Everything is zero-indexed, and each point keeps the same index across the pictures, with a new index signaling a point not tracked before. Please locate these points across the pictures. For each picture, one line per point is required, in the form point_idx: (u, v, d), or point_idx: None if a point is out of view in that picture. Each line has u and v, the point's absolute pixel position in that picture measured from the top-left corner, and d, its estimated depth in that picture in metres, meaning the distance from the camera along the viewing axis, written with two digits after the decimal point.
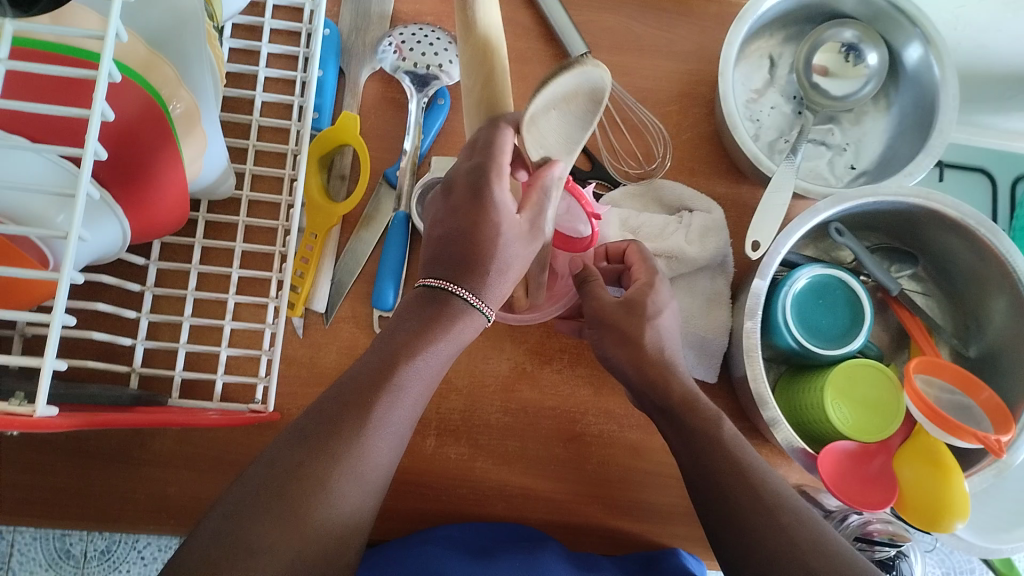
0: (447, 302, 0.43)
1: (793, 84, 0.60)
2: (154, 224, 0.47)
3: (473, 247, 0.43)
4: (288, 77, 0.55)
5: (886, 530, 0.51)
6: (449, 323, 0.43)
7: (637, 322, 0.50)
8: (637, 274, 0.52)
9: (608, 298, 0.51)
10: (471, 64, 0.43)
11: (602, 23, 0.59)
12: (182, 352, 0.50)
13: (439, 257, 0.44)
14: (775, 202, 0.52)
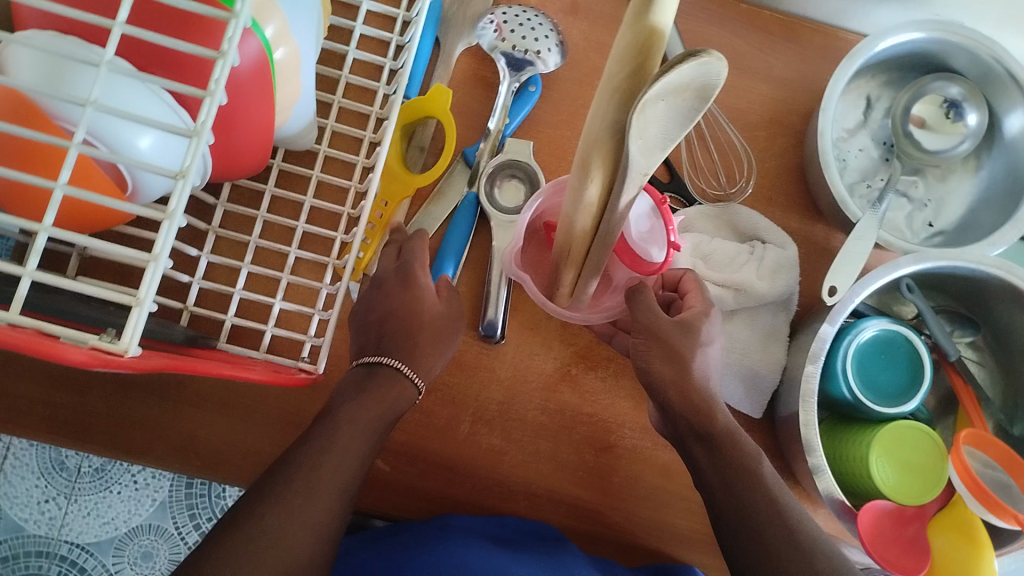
0: (384, 375, 0.44)
1: (885, 130, 0.59)
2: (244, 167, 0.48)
3: (409, 325, 0.46)
4: (384, 37, 0.54)
5: None
6: (386, 392, 0.43)
7: (688, 344, 0.46)
8: (692, 301, 0.49)
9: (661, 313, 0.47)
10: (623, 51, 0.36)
11: (704, 35, 0.58)
12: (237, 298, 0.49)
13: (372, 342, 0.46)
14: (856, 250, 0.51)
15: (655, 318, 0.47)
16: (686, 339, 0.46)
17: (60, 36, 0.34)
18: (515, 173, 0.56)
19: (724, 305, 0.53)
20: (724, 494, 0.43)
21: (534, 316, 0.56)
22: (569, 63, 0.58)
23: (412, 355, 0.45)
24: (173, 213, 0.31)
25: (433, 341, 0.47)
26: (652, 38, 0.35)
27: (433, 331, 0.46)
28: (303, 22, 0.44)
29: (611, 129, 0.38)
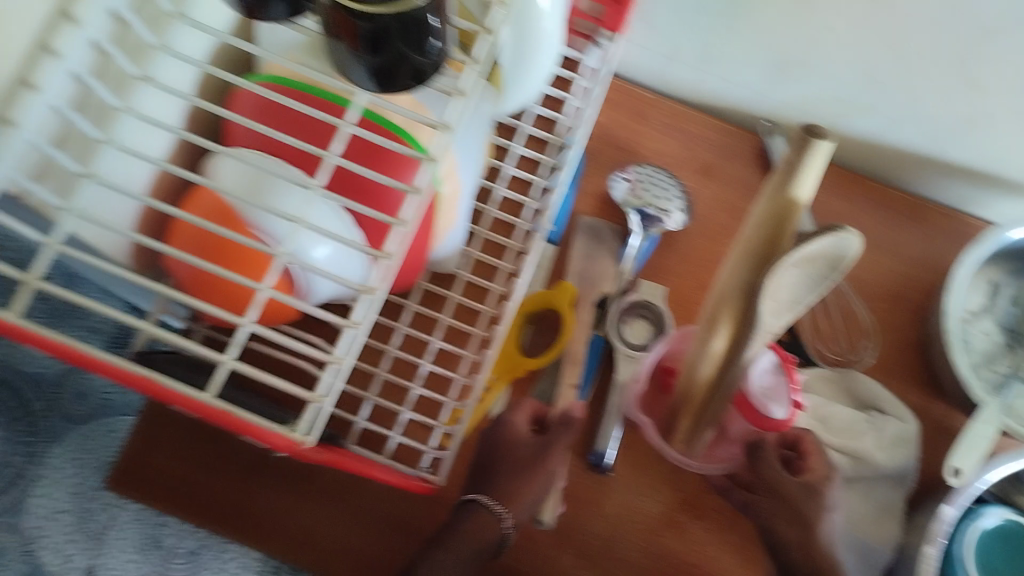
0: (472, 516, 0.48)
1: (1010, 316, 0.60)
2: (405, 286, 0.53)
3: (501, 465, 0.50)
4: (529, 181, 0.59)
5: None
6: (469, 526, 0.48)
7: (811, 505, 0.47)
8: (813, 464, 0.49)
9: (786, 474, 0.48)
10: (763, 219, 0.42)
11: (831, 206, 0.61)
12: (371, 403, 0.53)
13: (473, 477, 0.51)
14: (980, 434, 0.50)
15: (778, 476, 0.48)
16: (809, 501, 0.46)
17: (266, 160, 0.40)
18: (642, 312, 0.58)
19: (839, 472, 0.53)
20: None
21: (647, 454, 0.56)
22: (699, 219, 0.62)
23: (501, 492, 0.49)
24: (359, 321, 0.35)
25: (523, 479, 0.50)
26: (792, 210, 0.41)
27: (524, 460, 0.50)
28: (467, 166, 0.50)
29: (739, 289, 0.41)
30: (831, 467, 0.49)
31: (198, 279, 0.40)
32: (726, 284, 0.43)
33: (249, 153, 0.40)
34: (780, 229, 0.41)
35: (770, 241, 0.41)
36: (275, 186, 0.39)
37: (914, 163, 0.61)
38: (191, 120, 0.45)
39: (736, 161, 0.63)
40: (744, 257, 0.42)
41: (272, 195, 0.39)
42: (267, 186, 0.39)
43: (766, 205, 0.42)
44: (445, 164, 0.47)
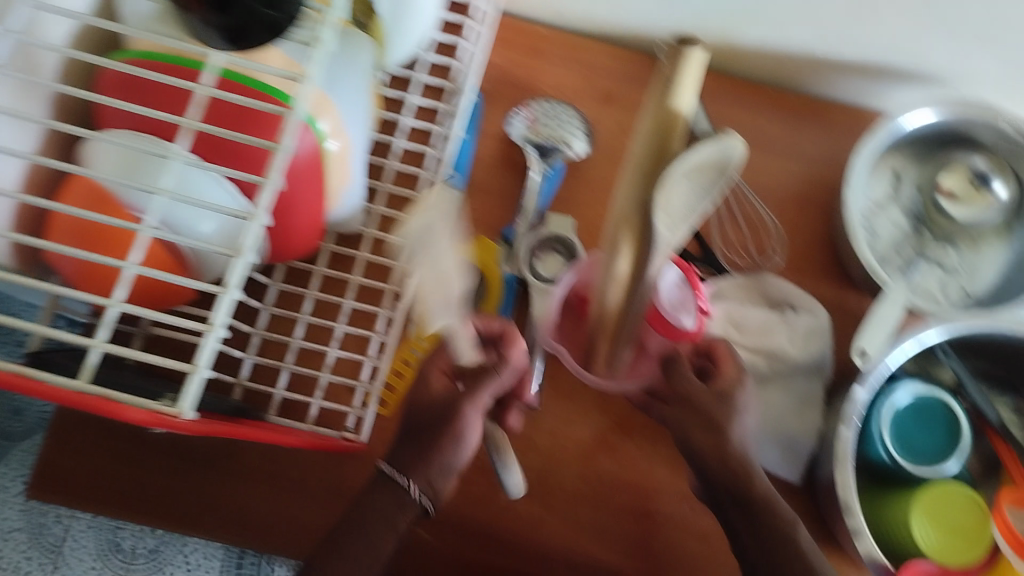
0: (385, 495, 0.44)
1: (916, 204, 0.60)
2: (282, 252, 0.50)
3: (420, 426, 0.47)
4: (427, 129, 0.58)
5: None
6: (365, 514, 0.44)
7: (725, 411, 0.48)
8: (726, 369, 0.50)
9: (696, 382, 0.49)
10: (650, 136, 0.37)
11: (731, 116, 0.61)
12: (289, 372, 0.53)
13: (405, 436, 0.47)
14: (887, 315, 0.52)
15: (691, 386, 0.48)
16: (720, 406, 0.47)
17: (137, 134, 0.39)
18: (555, 245, 0.58)
19: (756, 370, 0.55)
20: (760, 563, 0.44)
21: (571, 385, 0.58)
22: (601, 146, 0.61)
23: (412, 464, 0.45)
24: (230, 286, 0.35)
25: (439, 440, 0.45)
26: (672, 128, 0.37)
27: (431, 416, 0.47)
28: (357, 122, 0.49)
29: (634, 209, 0.37)
30: (744, 369, 0.50)
31: (77, 265, 0.39)
32: (624, 209, 0.37)
33: (119, 132, 0.39)
34: (664, 146, 0.37)
35: (658, 158, 0.37)
36: (150, 163, 0.38)
37: (807, 64, 0.61)
38: (54, 105, 0.44)
39: (632, 84, 0.63)
40: (637, 178, 0.37)
41: (148, 173, 0.38)
42: (142, 163, 0.39)
43: (650, 123, 0.38)
44: (329, 120, 0.46)
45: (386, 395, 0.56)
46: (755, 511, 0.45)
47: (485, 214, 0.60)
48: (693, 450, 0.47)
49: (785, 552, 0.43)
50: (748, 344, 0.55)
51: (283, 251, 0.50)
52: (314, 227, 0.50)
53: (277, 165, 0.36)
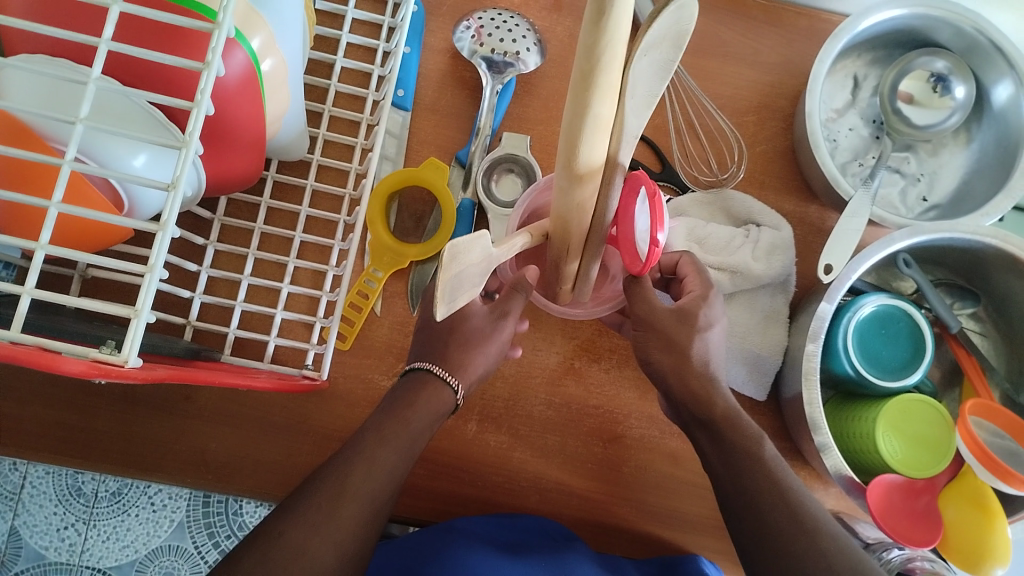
0: (426, 380, 0.46)
1: (874, 108, 0.59)
2: (222, 160, 0.45)
3: (443, 332, 0.48)
4: (370, 45, 0.54)
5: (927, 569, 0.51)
6: (416, 391, 0.45)
7: (685, 330, 0.47)
8: (691, 285, 0.49)
9: (659, 304, 0.47)
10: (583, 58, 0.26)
11: None
12: (238, 309, 0.50)
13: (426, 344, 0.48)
14: (850, 227, 0.51)
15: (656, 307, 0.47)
16: (686, 326, 0.46)
17: (50, 59, 0.34)
18: (511, 166, 0.56)
19: (722, 288, 0.53)
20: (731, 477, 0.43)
21: (534, 312, 0.56)
22: (556, 60, 0.58)
23: (443, 357, 0.47)
24: (167, 223, 0.32)
25: (468, 341, 0.47)
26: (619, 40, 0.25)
27: (465, 334, 0.48)
28: (289, 36, 0.45)
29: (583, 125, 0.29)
30: (712, 284, 0.49)
31: None
32: (570, 132, 0.29)
33: (27, 57, 0.34)
34: (608, 57, 0.25)
35: (591, 73, 0.26)
36: (72, 90, 0.34)
37: None
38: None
39: None
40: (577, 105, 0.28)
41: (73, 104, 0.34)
42: (62, 90, 0.34)
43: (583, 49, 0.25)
44: (259, 38, 0.42)
45: (343, 329, 0.53)
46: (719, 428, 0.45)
47: (437, 135, 0.56)
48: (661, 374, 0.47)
49: (756, 466, 0.43)
50: (715, 260, 0.53)
51: (229, 157, 0.46)
52: (247, 129, 0.44)
53: (205, 87, 0.33)
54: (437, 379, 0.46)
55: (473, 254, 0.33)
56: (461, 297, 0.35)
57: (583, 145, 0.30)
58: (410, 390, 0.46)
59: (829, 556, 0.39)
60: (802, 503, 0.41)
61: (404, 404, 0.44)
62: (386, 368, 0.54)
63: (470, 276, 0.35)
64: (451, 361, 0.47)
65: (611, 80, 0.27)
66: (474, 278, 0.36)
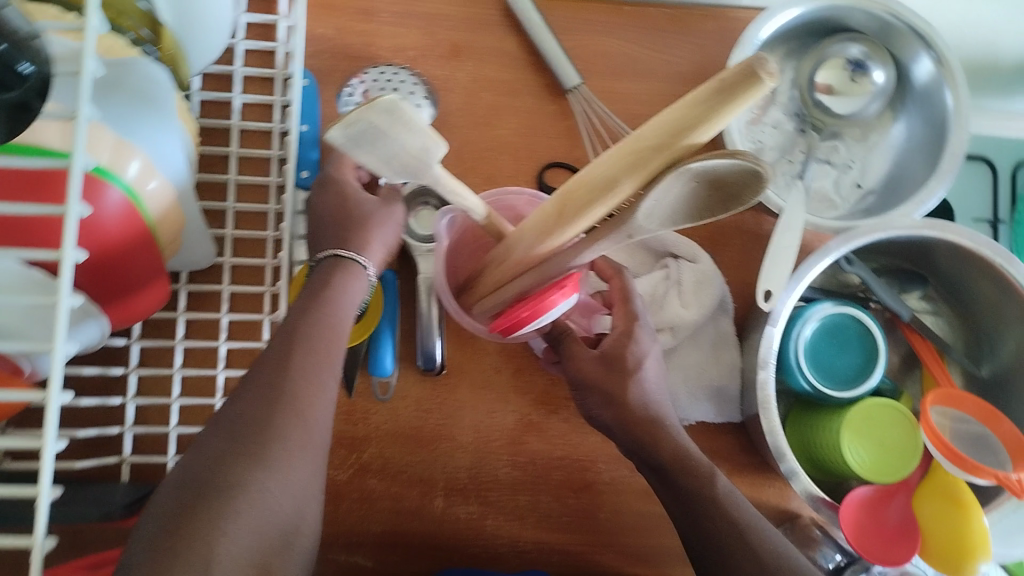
0: (337, 263, 0.46)
1: (795, 102, 0.58)
2: (122, 292, 0.43)
3: (336, 216, 0.48)
4: (265, 128, 0.52)
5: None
6: (329, 275, 0.45)
7: (619, 377, 0.44)
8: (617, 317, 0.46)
9: (586, 350, 0.45)
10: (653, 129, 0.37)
11: (593, 47, 0.57)
12: (173, 435, 0.48)
13: (318, 240, 0.48)
14: (784, 244, 0.49)
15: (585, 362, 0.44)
16: (614, 377, 0.44)
17: None
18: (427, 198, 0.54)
19: (664, 345, 0.52)
20: (690, 525, 0.41)
21: (483, 373, 0.55)
22: (463, 107, 0.55)
23: (347, 239, 0.47)
24: (48, 440, 0.29)
25: (364, 220, 0.48)
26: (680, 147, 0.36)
27: (363, 216, 0.48)
28: (170, 152, 0.42)
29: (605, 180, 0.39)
30: (636, 312, 0.46)
31: None
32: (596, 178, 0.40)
33: None
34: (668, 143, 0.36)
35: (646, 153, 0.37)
36: None
37: None
38: None
39: (481, 31, 0.56)
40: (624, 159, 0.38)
41: None
42: None
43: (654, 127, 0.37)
44: (132, 168, 0.39)
45: None
46: (671, 474, 0.42)
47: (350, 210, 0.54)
48: (583, 380, 0.45)
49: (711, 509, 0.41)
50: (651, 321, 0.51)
51: (127, 289, 0.43)
52: (144, 252, 0.42)
53: (64, 279, 0.29)
54: (346, 259, 0.46)
55: (410, 139, 0.36)
56: (363, 154, 0.36)
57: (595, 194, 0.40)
58: (321, 276, 0.45)
59: None
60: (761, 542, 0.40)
61: (319, 292, 0.44)
62: (340, 461, 0.52)
63: (395, 156, 0.37)
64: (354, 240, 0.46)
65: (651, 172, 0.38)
66: (393, 160, 0.37)
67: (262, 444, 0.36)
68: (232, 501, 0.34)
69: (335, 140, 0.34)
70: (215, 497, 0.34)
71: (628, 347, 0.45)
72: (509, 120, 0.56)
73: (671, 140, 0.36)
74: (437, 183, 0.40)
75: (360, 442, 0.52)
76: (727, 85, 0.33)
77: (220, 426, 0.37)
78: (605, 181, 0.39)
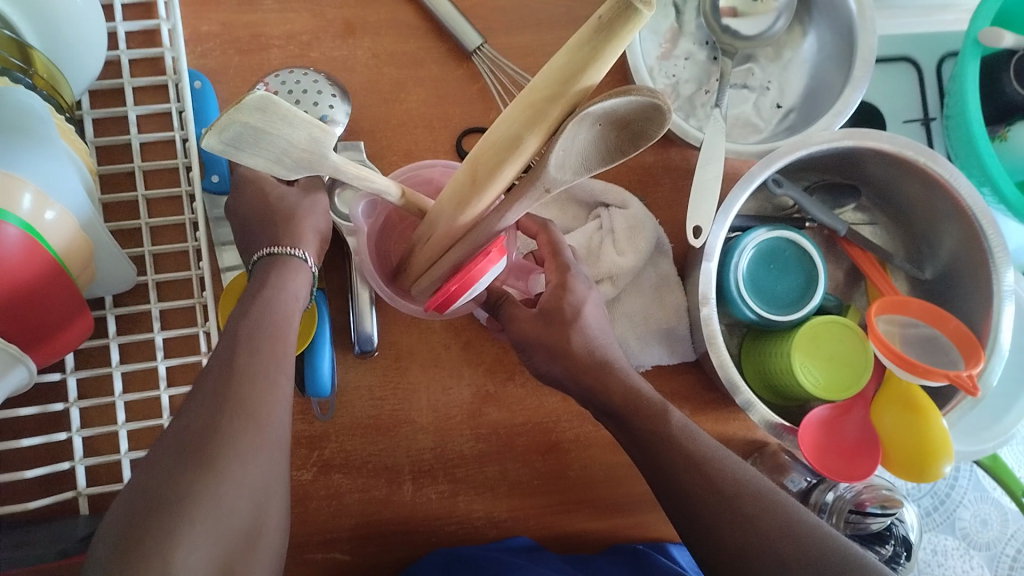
0: (274, 258, 0.45)
1: (703, 30, 0.56)
2: (41, 331, 0.41)
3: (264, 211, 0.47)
4: (166, 138, 0.50)
5: (878, 498, 0.49)
6: (270, 271, 0.44)
7: (562, 333, 0.43)
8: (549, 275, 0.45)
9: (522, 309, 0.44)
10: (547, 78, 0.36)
11: (490, 4, 0.55)
12: (126, 461, 0.47)
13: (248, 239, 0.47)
14: (708, 176, 0.48)
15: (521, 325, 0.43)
16: (554, 331, 0.43)
17: None
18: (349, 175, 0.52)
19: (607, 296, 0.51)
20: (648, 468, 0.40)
21: (432, 351, 0.54)
22: (368, 86, 0.54)
23: (280, 233, 0.46)
24: None
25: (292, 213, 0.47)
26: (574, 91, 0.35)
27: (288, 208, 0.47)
28: (64, 179, 0.41)
29: (510, 138, 0.38)
30: (568, 264, 0.45)
31: None
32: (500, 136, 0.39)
33: None
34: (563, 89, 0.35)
35: (543, 101, 0.36)
36: None
37: None
38: None
39: (374, 5, 0.54)
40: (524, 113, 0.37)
41: None
42: None
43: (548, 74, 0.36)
44: (23, 200, 0.38)
45: None
46: (624, 415, 0.41)
47: None
48: (523, 343, 0.43)
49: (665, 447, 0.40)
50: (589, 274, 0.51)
51: (44, 323, 0.41)
52: (53, 283, 0.41)
53: None
54: (281, 254, 0.45)
55: (293, 132, 0.34)
56: (248, 156, 0.35)
57: (503, 153, 0.39)
58: (259, 273, 0.45)
59: (752, 524, 0.36)
60: None
61: (259, 289, 0.43)
62: (301, 461, 0.51)
63: (282, 153, 0.35)
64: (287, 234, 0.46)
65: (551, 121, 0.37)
66: (283, 157, 0.36)
67: (214, 450, 0.35)
68: (188, 510, 0.32)
69: (213, 147, 0.33)
70: (170, 507, 0.32)
71: (564, 299, 0.43)
72: (417, 92, 0.54)
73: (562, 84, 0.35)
74: (338, 171, 0.38)
75: (318, 440, 0.51)
76: (606, 23, 0.32)
77: (173, 436, 0.36)
78: (509, 137, 0.38)
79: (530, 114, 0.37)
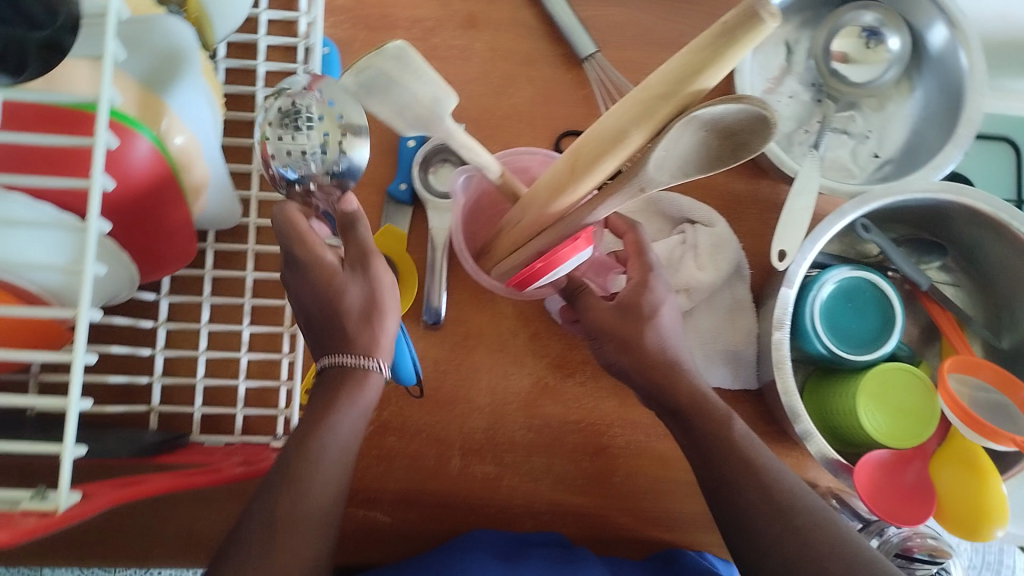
0: (345, 375, 0.41)
1: (811, 72, 0.58)
2: (151, 246, 0.44)
3: (330, 325, 0.41)
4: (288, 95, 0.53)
5: (926, 546, 0.49)
6: (346, 394, 0.41)
7: (634, 326, 0.44)
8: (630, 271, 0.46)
9: (601, 303, 0.45)
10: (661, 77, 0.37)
11: (608, 18, 0.58)
12: (200, 387, 0.50)
13: (312, 327, 0.42)
14: (798, 207, 0.50)
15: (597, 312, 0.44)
16: (629, 323, 0.44)
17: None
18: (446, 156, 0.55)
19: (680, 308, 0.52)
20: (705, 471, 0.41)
21: (499, 337, 0.55)
22: (480, 77, 0.56)
23: (348, 339, 0.41)
24: (77, 354, 0.31)
25: (362, 304, 0.41)
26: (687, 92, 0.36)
27: (357, 308, 0.41)
28: (196, 109, 0.43)
29: (614, 132, 0.39)
30: (651, 265, 0.46)
31: None
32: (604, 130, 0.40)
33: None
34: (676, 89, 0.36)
35: (655, 99, 0.37)
36: None
37: None
38: None
39: (497, 2, 0.57)
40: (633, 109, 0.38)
41: None
42: None
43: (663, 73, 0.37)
44: (162, 121, 0.41)
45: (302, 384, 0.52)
46: (685, 415, 0.42)
47: (370, 173, 0.56)
48: (596, 330, 0.45)
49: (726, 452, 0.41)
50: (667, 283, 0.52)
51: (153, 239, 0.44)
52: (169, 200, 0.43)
53: (93, 204, 0.31)
54: (355, 371, 0.41)
55: (419, 87, 0.36)
56: (375, 103, 0.37)
57: (605, 145, 0.40)
58: (329, 400, 0.41)
59: (802, 537, 0.37)
60: (768, 480, 0.39)
61: (328, 414, 0.40)
62: None
63: (406, 106, 0.37)
64: (355, 341, 0.41)
65: (658, 119, 0.38)
66: (405, 112, 0.38)
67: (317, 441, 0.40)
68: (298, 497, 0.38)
69: (347, 86, 0.36)
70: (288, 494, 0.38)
71: (643, 296, 0.45)
72: (526, 90, 0.57)
73: (677, 84, 0.36)
74: (450, 137, 0.40)
75: (379, 401, 0.53)
76: (729, 30, 0.33)
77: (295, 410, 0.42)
78: (614, 131, 0.39)
79: (639, 110, 0.38)
